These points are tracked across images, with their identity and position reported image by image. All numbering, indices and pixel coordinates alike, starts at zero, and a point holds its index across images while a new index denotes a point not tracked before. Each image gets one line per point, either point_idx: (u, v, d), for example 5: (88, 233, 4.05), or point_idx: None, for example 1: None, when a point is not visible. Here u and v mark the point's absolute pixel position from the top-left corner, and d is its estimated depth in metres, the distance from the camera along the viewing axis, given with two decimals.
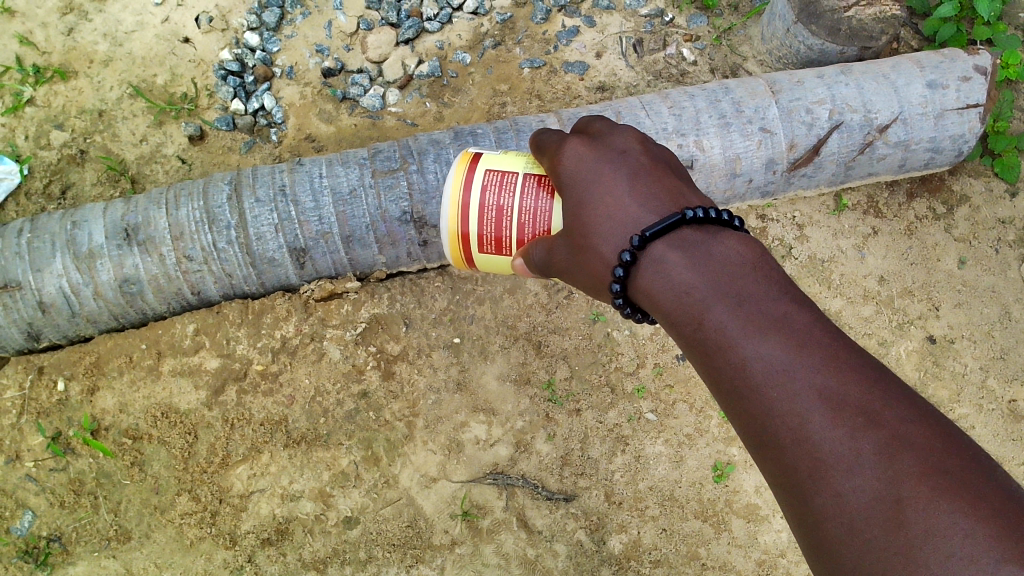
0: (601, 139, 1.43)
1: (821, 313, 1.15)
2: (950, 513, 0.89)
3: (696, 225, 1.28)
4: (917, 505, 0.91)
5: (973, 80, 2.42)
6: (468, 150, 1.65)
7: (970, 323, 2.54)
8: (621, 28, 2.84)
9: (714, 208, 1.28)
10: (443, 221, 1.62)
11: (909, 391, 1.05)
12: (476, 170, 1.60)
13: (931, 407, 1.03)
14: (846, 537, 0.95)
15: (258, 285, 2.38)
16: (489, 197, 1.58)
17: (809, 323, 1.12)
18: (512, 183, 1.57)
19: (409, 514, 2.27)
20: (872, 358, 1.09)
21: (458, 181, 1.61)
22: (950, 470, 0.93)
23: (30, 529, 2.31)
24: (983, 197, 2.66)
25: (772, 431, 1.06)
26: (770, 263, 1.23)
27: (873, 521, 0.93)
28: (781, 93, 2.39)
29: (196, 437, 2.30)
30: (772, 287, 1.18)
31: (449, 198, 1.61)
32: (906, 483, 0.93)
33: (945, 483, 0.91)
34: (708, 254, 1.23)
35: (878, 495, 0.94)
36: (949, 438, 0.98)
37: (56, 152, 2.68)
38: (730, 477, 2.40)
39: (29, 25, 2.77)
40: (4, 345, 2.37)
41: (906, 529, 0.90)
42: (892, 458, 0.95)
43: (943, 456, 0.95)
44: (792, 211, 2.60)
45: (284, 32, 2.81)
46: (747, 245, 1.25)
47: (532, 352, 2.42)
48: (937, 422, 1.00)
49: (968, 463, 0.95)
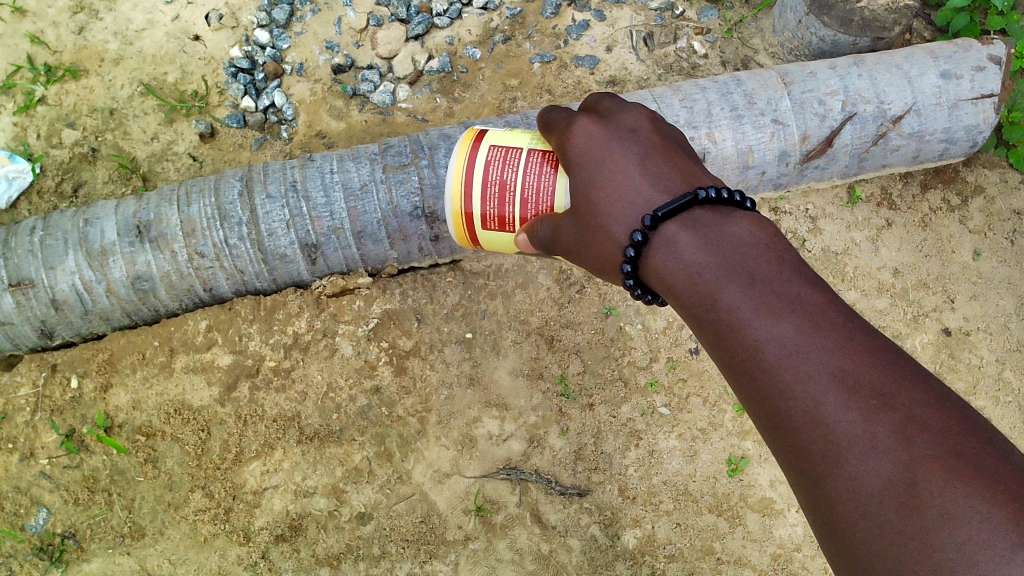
0: (610, 118, 1.42)
1: (835, 295, 1.14)
2: (967, 495, 0.87)
3: (708, 207, 1.26)
4: (933, 487, 0.90)
5: (986, 70, 2.40)
6: (471, 128, 1.64)
7: (986, 315, 2.52)
8: (632, 22, 2.83)
9: (726, 189, 1.27)
10: (447, 199, 1.61)
11: (926, 373, 1.03)
12: (480, 146, 1.59)
13: (947, 389, 1.01)
14: (860, 520, 0.94)
15: (270, 280, 2.38)
16: (493, 173, 1.57)
17: (824, 305, 1.10)
18: (515, 159, 1.57)
19: (423, 510, 2.27)
20: (887, 339, 1.07)
21: (461, 157, 1.60)
22: (965, 453, 0.92)
23: (45, 526, 2.32)
24: (998, 188, 2.65)
25: (785, 413, 1.05)
26: (783, 244, 1.22)
27: (887, 503, 0.92)
28: (793, 85, 2.38)
29: (209, 434, 2.30)
30: (785, 269, 1.16)
31: (453, 175, 1.60)
32: (921, 466, 0.91)
33: (961, 466, 0.90)
34: (720, 236, 1.22)
35: (893, 479, 0.93)
36: (965, 421, 0.96)
37: (68, 151, 2.69)
38: (745, 471, 2.39)
39: (40, 24, 2.78)
40: (18, 342, 2.37)
41: (921, 512, 0.89)
42: (906, 441, 0.94)
43: (959, 437, 0.93)
44: (806, 203, 2.58)
45: (294, 29, 2.81)
46: (759, 226, 1.24)
47: (544, 346, 2.41)
48: (955, 406, 0.98)
49: (985, 445, 0.93)
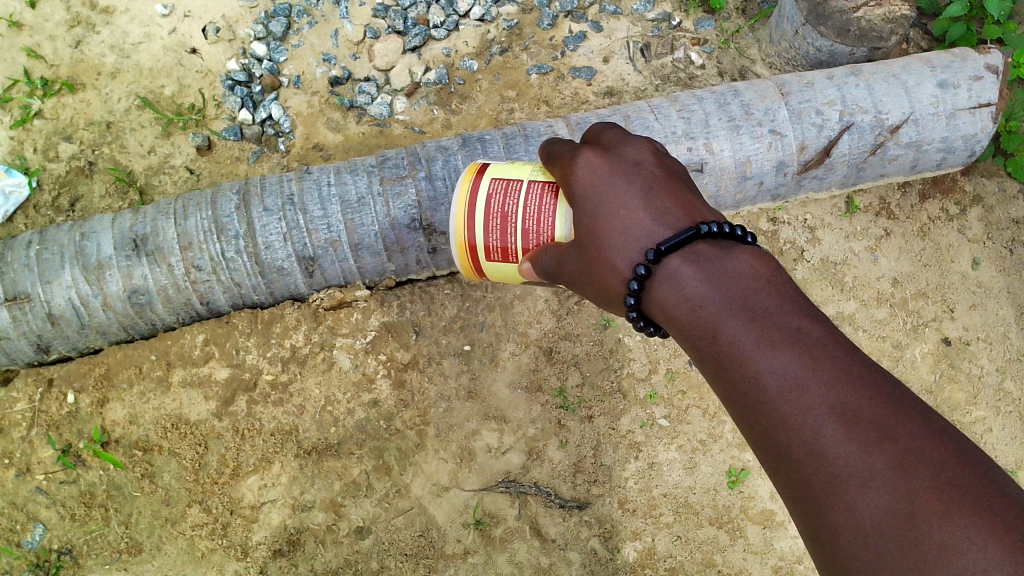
0: (613, 150, 1.41)
1: (835, 328, 1.13)
2: (966, 528, 0.87)
3: (710, 240, 1.26)
4: (931, 519, 0.89)
5: (984, 79, 2.40)
6: (474, 161, 1.65)
7: (986, 324, 2.52)
8: (629, 33, 2.83)
9: (728, 223, 1.26)
10: (451, 232, 1.62)
11: (925, 408, 1.02)
12: (481, 180, 1.60)
13: (947, 423, 1.00)
14: (858, 550, 0.93)
15: (267, 294, 2.37)
16: (495, 205, 1.57)
17: (824, 338, 1.09)
18: (516, 190, 1.56)
19: (421, 524, 2.26)
20: (886, 373, 1.07)
21: (464, 191, 1.61)
22: (963, 485, 0.91)
23: (41, 542, 2.30)
24: (996, 197, 2.65)
25: (785, 445, 1.04)
26: (784, 277, 1.21)
27: (886, 535, 0.91)
28: (791, 95, 2.38)
29: (207, 448, 2.28)
30: (786, 301, 1.15)
31: (456, 208, 1.61)
32: (919, 498, 0.91)
33: (958, 498, 0.90)
34: (721, 269, 1.21)
35: (892, 511, 0.92)
36: (963, 454, 0.95)
37: (64, 164, 2.68)
38: (744, 483, 2.38)
39: (37, 38, 2.78)
40: (14, 358, 2.35)
41: (920, 545, 0.88)
42: (906, 474, 0.93)
43: (957, 471, 0.93)
44: (804, 213, 2.57)
45: (291, 42, 2.81)
46: (760, 260, 1.23)
47: (543, 358, 2.40)
48: (952, 439, 0.97)
49: (981, 478, 0.93)
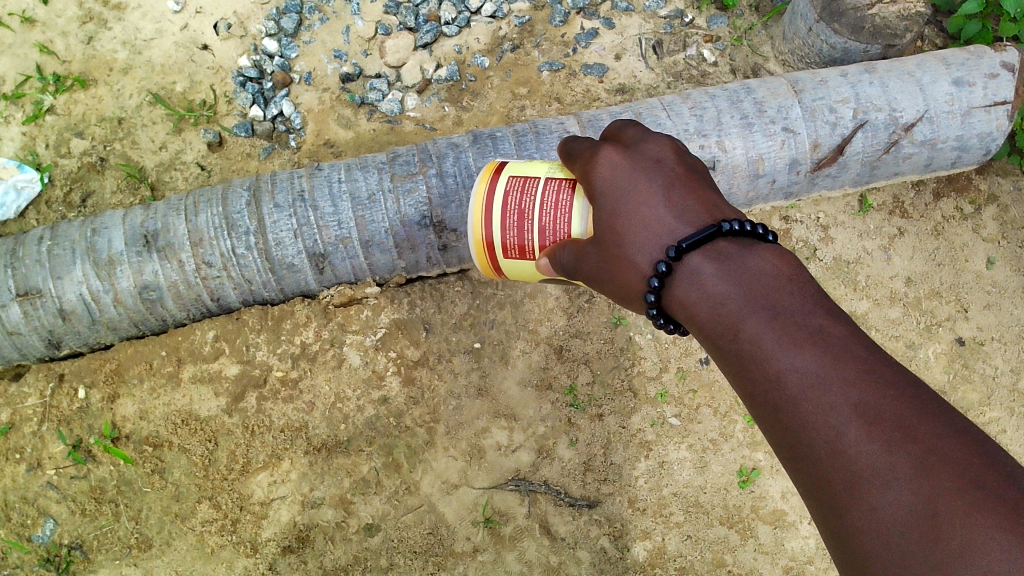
0: (634, 148, 1.40)
1: (858, 328, 1.11)
2: (988, 528, 0.85)
3: (732, 238, 1.24)
4: (954, 519, 0.88)
5: (1000, 77, 2.37)
6: (491, 161, 1.65)
7: (1000, 325, 2.50)
8: (641, 29, 2.82)
9: (749, 221, 1.25)
10: (468, 229, 1.61)
11: (949, 408, 1.00)
12: (498, 178, 1.59)
13: (972, 424, 0.98)
14: (880, 550, 0.93)
15: (278, 290, 2.36)
16: (512, 202, 1.56)
17: (847, 338, 1.08)
18: (534, 187, 1.56)
19: (430, 521, 2.25)
20: (911, 373, 1.05)
21: (481, 190, 1.60)
22: (985, 484, 0.89)
23: (51, 537, 2.31)
24: (1011, 196, 2.62)
25: (807, 444, 1.03)
26: (806, 276, 1.19)
27: (907, 535, 0.90)
28: (804, 93, 2.36)
29: (216, 444, 2.28)
30: (808, 300, 1.14)
31: (473, 206, 1.60)
32: (942, 498, 0.89)
33: (982, 497, 0.88)
34: (742, 269, 1.20)
35: (915, 510, 0.91)
36: (987, 454, 0.93)
37: (76, 160, 2.69)
38: (755, 482, 2.37)
39: (49, 34, 2.78)
40: (25, 353, 2.36)
41: (943, 544, 0.87)
42: (928, 473, 0.92)
43: (981, 471, 0.91)
44: (817, 211, 2.55)
45: (302, 38, 2.81)
46: (781, 258, 1.22)
47: (553, 357, 2.39)
48: (977, 439, 0.95)
49: (1006, 478, 0.91)
